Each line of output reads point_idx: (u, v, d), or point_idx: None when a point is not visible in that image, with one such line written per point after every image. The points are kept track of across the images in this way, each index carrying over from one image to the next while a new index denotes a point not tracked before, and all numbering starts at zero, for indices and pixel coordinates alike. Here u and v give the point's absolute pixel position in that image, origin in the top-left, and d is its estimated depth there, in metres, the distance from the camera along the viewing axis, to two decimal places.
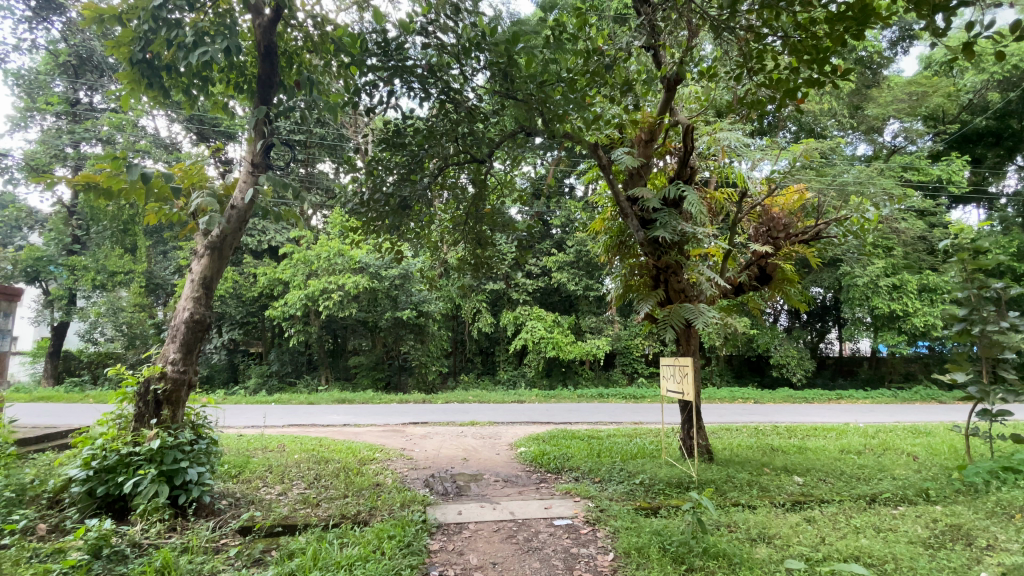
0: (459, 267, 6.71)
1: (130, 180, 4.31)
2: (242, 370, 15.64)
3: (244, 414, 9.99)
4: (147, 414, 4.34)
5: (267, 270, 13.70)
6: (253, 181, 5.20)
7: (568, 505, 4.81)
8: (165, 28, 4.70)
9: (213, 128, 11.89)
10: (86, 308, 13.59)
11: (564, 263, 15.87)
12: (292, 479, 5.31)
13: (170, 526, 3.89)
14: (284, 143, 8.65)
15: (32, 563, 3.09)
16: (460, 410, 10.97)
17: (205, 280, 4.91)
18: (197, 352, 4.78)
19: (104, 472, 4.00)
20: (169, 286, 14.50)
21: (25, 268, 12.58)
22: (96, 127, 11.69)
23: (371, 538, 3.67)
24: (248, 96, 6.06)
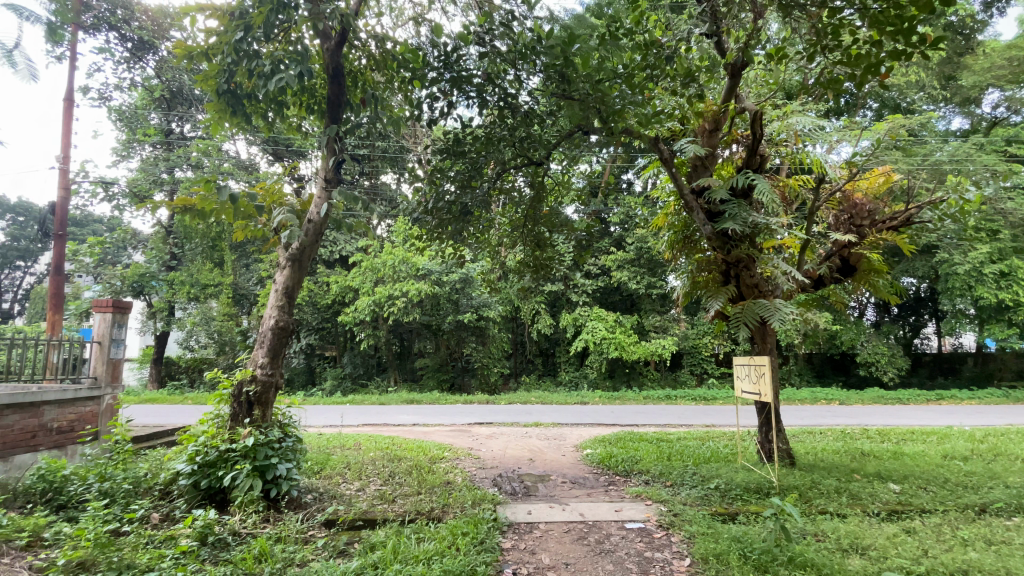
0: (519, 269, 6.75)
1: (221, 201, 4.74)
2: (319, 372, 16.66)
3: (322, 414, 10.60)
4: (241, 414, 4.74)
5: (339, 279, 14.39)
6: (327, 196, 5.55)
7: (640, 508, 4.71)
8: (246, 60, 5.17)
9: (287, 148, 12.76)
10: (183, 319, 15.01)
11: (625, 261, 15.53)
12: (369, 476, 5.58)
13: (264, 517, 4.21)
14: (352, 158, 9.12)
15: (149, 548, 3.46)
16: (525, 412, 11.04)
17: (287, 289, 5.28)
18: (282, 357, 5.15)
19: (207, 467, 4.42)
20: (252, 296, 15.70)
21: (132, 284, 14.01)
22: (186, 154, 12.86)
23: (446, 534, 3.78)
24: (318, 116, 6.45)
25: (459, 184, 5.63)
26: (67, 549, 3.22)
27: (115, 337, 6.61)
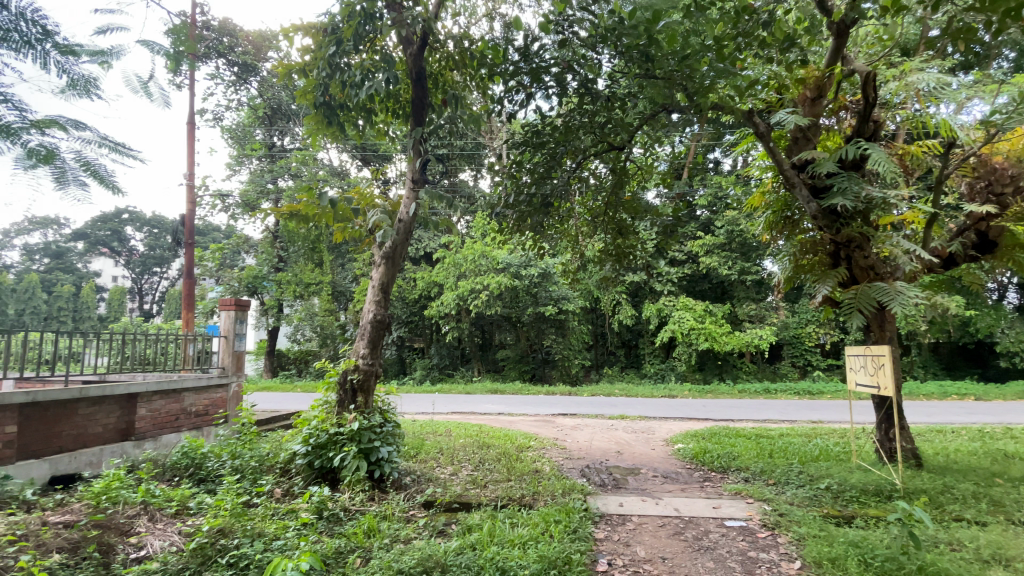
0: (601, 259, 6.63)
1: (323, 206, 5.15)
2: (409, 363, 17.63)
3: (414, 402, 11.20)
4: (347, 400, 5.15)
5: (424, 274, 15.01)
6: (414, 196, 5.84)
7: (740, 506, 4.48)
8: (339, 73, 5.58)
9: (374, 152, 13.52)
10: (290, 315, 16.53)
11: (713, 246, 14.69)
12: (461, 461, 5.82)
13: (370, 495, 4.55)
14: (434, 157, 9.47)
15: (276, 518, 3.88)
16: (610, 404, 10.89)
17: (383, 285, 5.63)
18: (381, 348, 5.50)
19: (319, 448, 4.83)
20: (348, 293, 16.94)
21: (247, 285, 15.60)
22: (288, 165, 14.06)
23: (539, 521, 3.85)
24: (403, 120, 6.76)
25: (539, 176, 5.64)
26: (210, 516, 3.68)
27: (238, 332, 7.44)
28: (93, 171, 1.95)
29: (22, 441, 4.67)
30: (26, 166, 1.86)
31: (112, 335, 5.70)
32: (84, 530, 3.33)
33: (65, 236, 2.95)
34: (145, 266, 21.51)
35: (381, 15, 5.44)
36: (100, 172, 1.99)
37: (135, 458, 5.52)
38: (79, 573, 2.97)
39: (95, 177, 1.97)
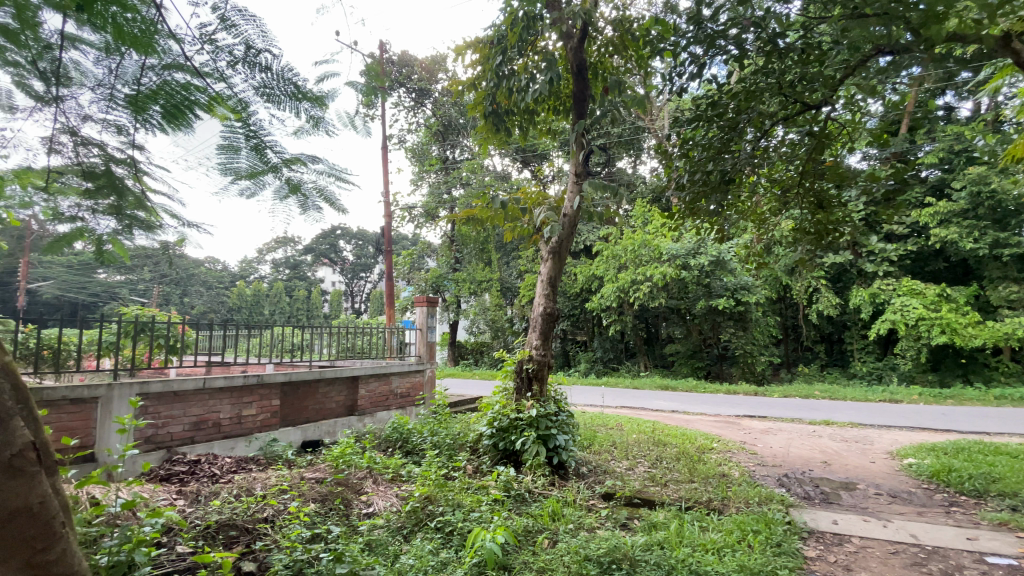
0: (794, 239, 5.80)
1: (495, 208, 5.48)
2: (574, 356, 17.91)
3: (585, 395, 11.33)
4: (523, 388, 5.46)
5: (584, 268, 14.95)
6: (578, 189, 5.87)
7: (1010, 542, 3.51)
8: (505, 81, 5.89)
9: (533, 153, 13.99)
10: (466, 310, 18.14)
11: (950, 215, 11.68)
12: (637, 457, 5.69)
13: (550, 481, 4.75)
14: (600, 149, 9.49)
15: (471, 492, 4.29)
16: (807, 407, 9.53)
17: (551, 279, 5.78)
18: (552, 339, 5.68)
19: (502, 431, 5.19)
20: (514, 288, 17.86)
21: (431, 284, 17.55)
22: (459, 174, 15.30)
23: (734, 528, 3.55)
24: (565, 116, 6.82)
25: (713, 153, 5.16)
26: (419, 484, 4.24)
27: (430, 325, 8.45)
28: (327, 198, 2.68)
29: (283, 412, 6.01)
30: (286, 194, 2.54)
31: (335, 330, 6.92)
32: (329, 487, 4.10)
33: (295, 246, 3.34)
34: (354, 272, 25.75)
35: (542, 16, 5.57)
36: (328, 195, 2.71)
37: (358, 430, 6.66)
38: (330, 519, 3.67)
39: (327, 201, 2.69)
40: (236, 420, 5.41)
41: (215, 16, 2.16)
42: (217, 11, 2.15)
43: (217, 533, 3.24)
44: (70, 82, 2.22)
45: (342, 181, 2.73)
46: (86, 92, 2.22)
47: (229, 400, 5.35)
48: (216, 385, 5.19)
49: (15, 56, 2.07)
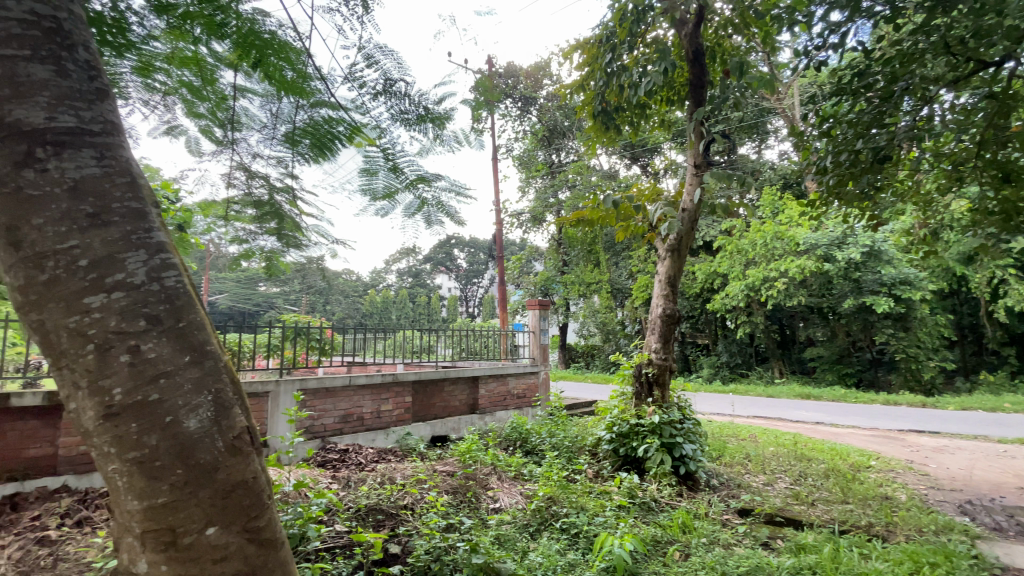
0: (970, 222, 4.89)
1: (607, 208, 5.36)
2: (694, 360, 16.87)
3: (709, 402, 10.60)
4: (644, 393, 5.28)
5: (703, 266, 13.98)
6: (698, 181, 5.54)
7: None
8: (616, 78, 5.77)
9: (642, 148, 13.50)
10: (577, 312, 18.02)
11: None
12: (775, 471, 5.19)
13: (678, 491, 4.55)
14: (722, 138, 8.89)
15: (594, 496, 4.26)
16: (999, 422, 7.89)
17: (670, 279, 5.53)
18: (673, 341, 5.43)
19: (623, 437, 5.08)
20: (626, 289, 17.36)
21: (541, 287, 17.67)
22: (565, 176, 14.99)
23: (904, 558, 3.06)
24: (678, 105, 6.49)
25: (862, 128, 4.53)
26: (542, 484, 4.32)
27: (543, 328, 8.53)
28: (445, 211, 2.98)
29: (414, 408, 6.51)
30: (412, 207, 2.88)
31: (454, 332, 7.32)
32: (459, 481, 4.34)
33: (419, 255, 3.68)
34: (466, 277, 26.92)
35: (653, 6, 5.37)
36: (448, 208, 2.99)
37: (481, 428, 6.97)
38: (462, 510, 3.90)
39: (446, 214, 2.99)
40: (375, 414, 5.98)
41: (361, 55, 2.50)
42: (363, 51, 2.49)
43: (367, 515, 3.61)
44: (239, 125, 2.86)
45: (460, 195, 2.99)
46: (253, 132, 2.85)
47: (369, 396, 5.94)
48: (358, 382, 5.79)
49: (205, 108, 2.77)
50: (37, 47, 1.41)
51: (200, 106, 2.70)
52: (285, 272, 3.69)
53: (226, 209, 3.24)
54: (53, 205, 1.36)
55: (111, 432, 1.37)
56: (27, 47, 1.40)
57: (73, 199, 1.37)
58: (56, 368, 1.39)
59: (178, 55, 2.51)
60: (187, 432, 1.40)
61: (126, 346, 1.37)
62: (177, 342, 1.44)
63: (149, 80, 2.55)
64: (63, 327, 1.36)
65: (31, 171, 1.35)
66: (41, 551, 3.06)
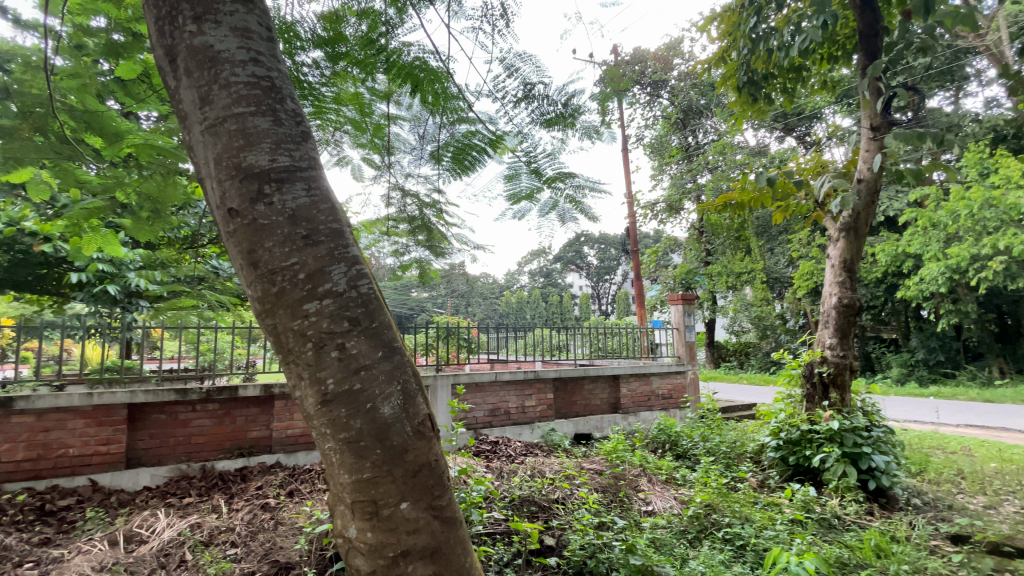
0: None
1: (761, 188, 4.83)
2: (877, 358, 14.39)
3: (902, 408, 8.96)
4: (817, 396, 4.69)
5: (885, 246, 11.85)
6: (875, 146, 4.74)
7: None
8: (763, 43, 5.20)
9: (797, 117, 11.93)
10: (725, 307, 16.57)
11: None
12: (1004, 494, 4.20)
13: (867, 509, 3.93)
14: (906, 92, 7.44)
15: (761, 508, 3.89)
16: None
17: (846, 263, 4.82)
18: (853, 336, 4.74)
19: (792, 444, 4.56)
20: (785, 278, 15.51)
21: (682, 282, 15.80)
22: (706, 159, 13.52)
23: None
24: (844, 62, 5.61)
25: None
26: (700, 491, 4.06)
27: (688, 324, 8.01)
28: (580, 209, 2.95)
29: (556, 405, 6.63)
30: (550, 206, 2.95)
31: (589, 330, 7.27)
32: (609, 480, 4.29)
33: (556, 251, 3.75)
34: (600, 274, 26.43)
35: None
36: (583, 206, 2.96)
37: (625, 429, 6.82)
38: (614, 509, 3.86)
39: (580, 212, 2.95)
40: (521, 409, 6.22)
41: (503, 66, 2.65)
42: (506, 62, 2.64)
43: (521, 506, 3.75)
44: (393, 150, 3.30)
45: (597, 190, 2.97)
46: (405, 154, 3.27)
47: (514, 392, 6.19)
48: (504, 378, 6.08)
49: (365, 138, 3.24)
50: (260, 103, 1.73)
51: (364, 137, 3.17)
52: (435, 278, 4.13)
53: (385, 226, 3.71)
54: (279, 230, 1.66)
55: (327, 416, 1.65)
56: (254, 104, 1.72)
57: (291, 224, 1.67)
58: (284, 363, 1.71)
59: (339, 96, 2.92)
60: (383, 418, 1.65)
61: (335, 344, 1.64)
62: (372, 340, 1.69)
63: (324, 119, 3.01)
64: (290, 329, 1.66)
65: (262, 204, 1.67)
66: (265, 515, 3.79)
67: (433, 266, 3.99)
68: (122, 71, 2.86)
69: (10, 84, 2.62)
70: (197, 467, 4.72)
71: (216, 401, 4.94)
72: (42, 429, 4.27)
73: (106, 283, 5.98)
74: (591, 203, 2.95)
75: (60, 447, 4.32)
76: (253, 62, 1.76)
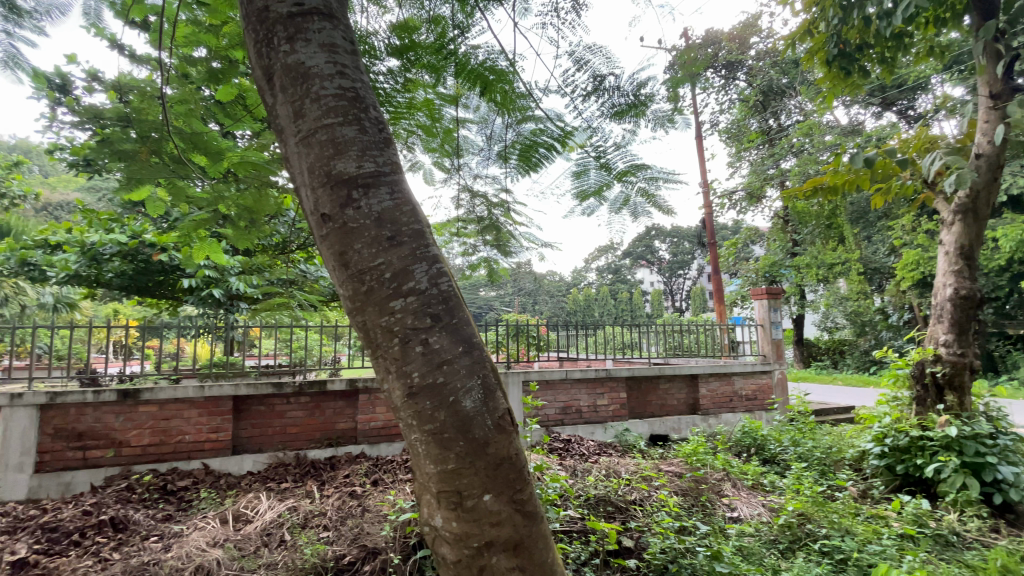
0: None
1: (857, 170, 4.40)
2: (1003, 358, 12.69)
3: None
4: (929, 398, 4.26)
5: (1011, 230, 10.40)
6: (997, 116, 4.18)
7: None
8: (856, 10, 4.72)
9: (898, 90, 10.74)
10: (816, 302, 15.33)
11: None
12: None
13: (993, 526, 3.49)
14: None
15: (863, 520, 3.56)
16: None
17: (964, 250, 4.32)
18: (974, 332, 4.25)
19: (900, 452, 4.13)
20: (886, 269, 14.08)
21: (766, 274, 14.80)
22: (790, 142, 12.51)
23: None
24: (956, 24, 4.97)
25: None
26: (792, 499, 3.79)
27: (774, 320, 7.51)
28: (652, 201, 2.82)
29: (630, 405, 6.47)
30: (621, 199, 2.88)
31: (661, 328, 7.01)
32: (690, 482, 4.12)
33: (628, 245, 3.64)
34: (674, 269, 25.40)
35: None
36: (656, 199, 2.85)
37: (706, 431, 6.52)
38: (696, 514, 3.72)
39: (653, 205, 2.84)
40: (593, 408, 6.14)
41: (572, 60, 2.62)
42: (575, 56, 2.62)
43: (598, 505, 3.69)
44: (462, 152, 3.39)
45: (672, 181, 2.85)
46: (473, 156, 3.35)
47: (586, 390, 6.12)
48: (575, 376, 6.03)
49: (435, 144, 3.35)
50: (347, 114, 1.84)
51: (435, 141, 3.29)
52: (504, 277, 4.19)
53: (455, 227, 3.83)
54: (367, 232, 1.76)
55: (413, 408, 1.72)
56: (341, 115, 1.83)
57: (378, 226, 1.76)
58: (373, 357, 1.80)
59: (409, 103, 3.01)
60: (466, 411, 1.69)
61: (419, 339, 1.71)
62: (453, 336, 1.75)
63: (398, 125, 3.16)
64: (378, 325, 1.75)
65: (351, 208, 1.77)
66: (353, 503, 4.03)
67: (502, 265, 4.02)
68: (222, 94, 3.16)
69: (130, 113, 2.96)
70: (292, 456, 5.12)
71: (307, 394, 5.33)
72: (163, 417, 4.83)
73: (212, 287, 6.62)
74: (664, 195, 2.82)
75: (179, 433, 4.86)
76: (339, 75, 1.87)
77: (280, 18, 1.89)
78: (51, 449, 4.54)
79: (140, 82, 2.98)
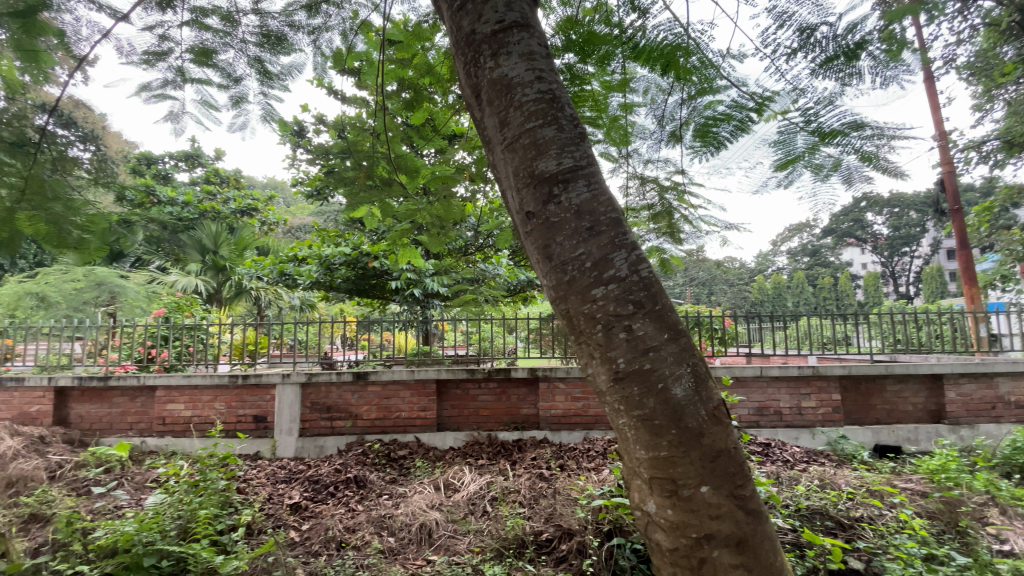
0: None
1: None
2: None
3: None
4: None
5: None
6: None
7: None
8: None
9: None
10: None
11: None
12: None
13: None
14: None
15: None
16: None
17: None
18: None
19: None
20: None
21: None
22: None
23: None
24: None
25: None
26: None
27: None
28: (875, 162, 2.38)
29: (845, 408, 5.57)
30: (833, 166, 2.50)
31: (880, 317, 5.87)
32: (936, 503, 3.40)
33: (838, 217, 3.15)
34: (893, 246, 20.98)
35: None
36: (882, 162, 2.41)
37: (957, 444, 5.27)
38: (949, 542, 3.07)
39: (876, 168, 2.41)
40: (797, 410, 5.45)
41: (773, 17, 2.37)
42: (776, 12, 2.36)
43: (813, 517, 3.27)
44: (634, 138, 3.34)
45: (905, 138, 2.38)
46: (645, 141, 3.28)
47: (786, 390, 5.47)
48: (772, 373, 5.44)
49: (603, 134, 3.33)
50: (545, 115, 1.95)
51: (608, 131, 3.30)
52: (676, 266, 3.99)
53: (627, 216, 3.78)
54: (568, 225, 1.84)
55: (620, 392, 1.74)
56: (541, 117, 1.95)
57: (578, 218, 1.84)
58: (577, 342, 1.88)
59: (579, 96, 3.03)
60: (676, 399, 1.67)
61: (623, 326, 1.73)
62: (657, 323, 1.74)
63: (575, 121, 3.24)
64: (581, 312, 1.82)
65: (553, 204, 1.87)
66: (541, 483, 4.28)
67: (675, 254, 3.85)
68: (415, 118, 3.70)
69: (349, 145, 3.57)
70: (485, 435, 5.65)
71: (495, 380, 5.82)
72: (385, 396, 5.77)
73: (413, 288, 7.65)
74: (893, 154, 2.37)
75: (397, 410, 5.75)
76: (538, 80, 2.00)
77: (484, 37, 2.09)
78: (310, 418, 5.78)
79: (353, 119, 3.59)
